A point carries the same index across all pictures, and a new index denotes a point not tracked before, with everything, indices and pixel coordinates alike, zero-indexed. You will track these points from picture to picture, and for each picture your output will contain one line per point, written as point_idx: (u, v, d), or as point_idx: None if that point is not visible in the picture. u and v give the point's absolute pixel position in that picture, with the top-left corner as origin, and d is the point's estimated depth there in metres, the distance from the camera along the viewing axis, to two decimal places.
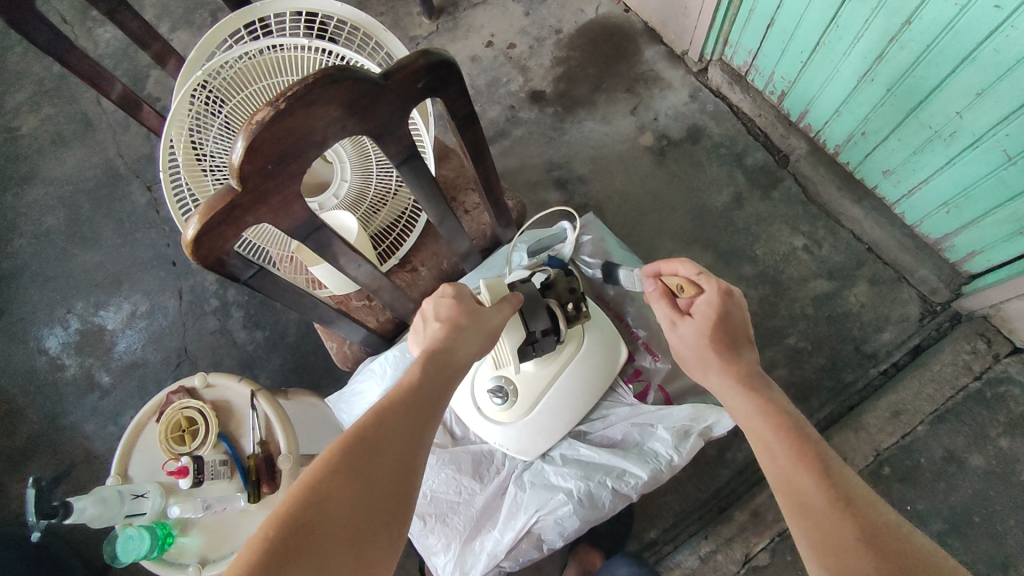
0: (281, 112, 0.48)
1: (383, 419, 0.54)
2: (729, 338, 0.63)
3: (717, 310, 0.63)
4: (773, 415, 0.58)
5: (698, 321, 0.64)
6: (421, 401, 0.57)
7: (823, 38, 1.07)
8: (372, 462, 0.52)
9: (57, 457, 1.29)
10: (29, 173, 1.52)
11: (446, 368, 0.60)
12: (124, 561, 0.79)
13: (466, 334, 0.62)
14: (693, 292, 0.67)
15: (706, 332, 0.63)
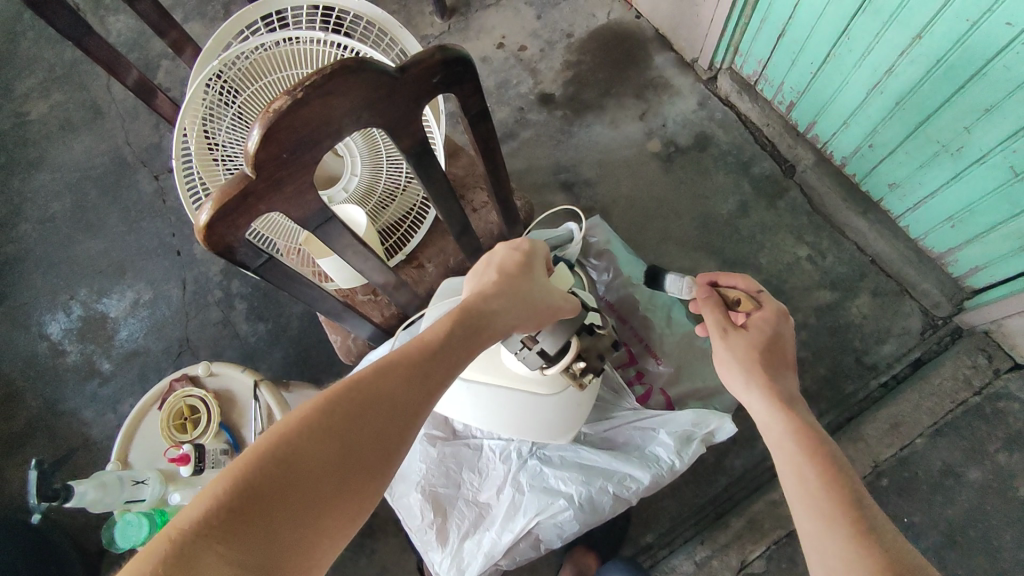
0: (298, 101, 0.48)
1: (382, 381, 0.51)
2: (773, 355, 0.69)
3: (771, 330, 0.71)
4: (798, 424, 0.61)
5: (750, 333, 0.71)
6: (428, 369, 0.54)
7: (833, 50, 1.08)
8: (367, 414, 0.49)
9: (55, 443, 1.29)
10: (37, 159, 1.53)
11: (475, 335, 0.59)
12: (123, 546, 0.81)
13: (505, 306, 0.62)
14: (750, 307, 0.74)
15: (755, 344, 0.69)
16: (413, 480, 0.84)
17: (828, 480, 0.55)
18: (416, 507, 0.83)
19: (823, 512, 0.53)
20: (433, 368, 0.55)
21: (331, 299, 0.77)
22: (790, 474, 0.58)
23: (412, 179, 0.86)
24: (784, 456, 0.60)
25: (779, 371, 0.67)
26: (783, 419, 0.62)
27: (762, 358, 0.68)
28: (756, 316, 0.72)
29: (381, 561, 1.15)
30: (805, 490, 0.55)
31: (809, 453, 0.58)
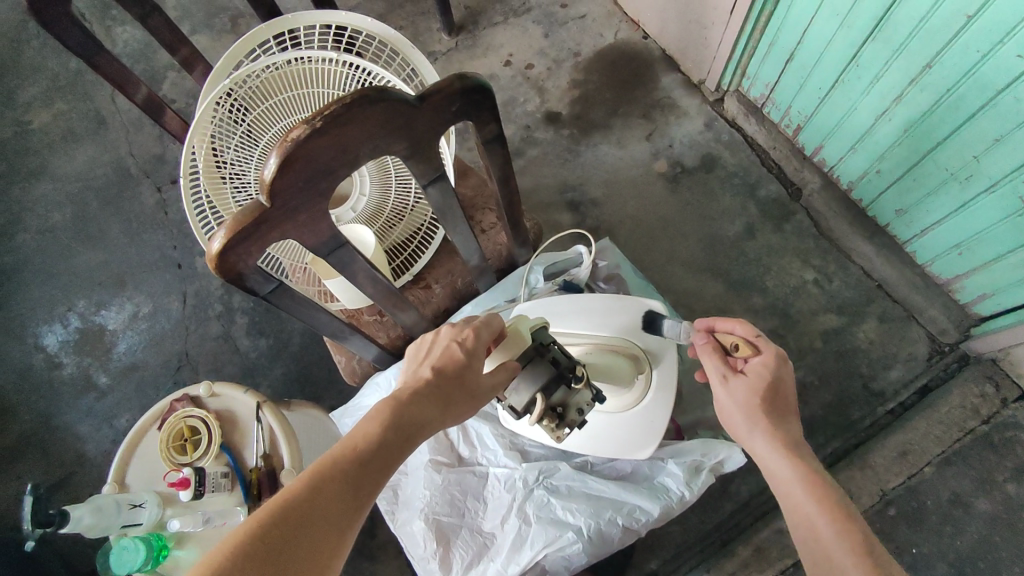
0: (318, 129, 0.47)
1: (321, 488, 0.50)
2: (777, 402, 0.66)
3: (772, 376, 0.66)
4: (809, 477, 0.60)
5: (752, 382, 0.66)
6: (369, 469, 0.54)
7: (841, 76, 1.08)
8: (309, 525, 0.48)
9: (47, 459, 1.27)
10: (39, 168, 1.52)
11: (408, 438, 0.57)
12: (117, 572, 0.78)
13: (446, 404, 0.60)
14: (749, 351, 0.68)
15: (757, 395, 0.65)
16: (416, 507, 0.83)
17: (847, 538, 0.56)
18: (419, 535, 0.81)
19: None
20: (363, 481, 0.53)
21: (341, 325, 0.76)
22: (804, 536, 0.58)
23: (421, 199, 0.85)
24: (798, 513, 0.59)
25: (785, 417, 0.65)
26: (796, 471, 0.61)
27: (765, 407, 0.65)
28: (756, 362, 0.67)
29: None
30: (826, 555, 0.56)
31: (824, 509, 0.58)
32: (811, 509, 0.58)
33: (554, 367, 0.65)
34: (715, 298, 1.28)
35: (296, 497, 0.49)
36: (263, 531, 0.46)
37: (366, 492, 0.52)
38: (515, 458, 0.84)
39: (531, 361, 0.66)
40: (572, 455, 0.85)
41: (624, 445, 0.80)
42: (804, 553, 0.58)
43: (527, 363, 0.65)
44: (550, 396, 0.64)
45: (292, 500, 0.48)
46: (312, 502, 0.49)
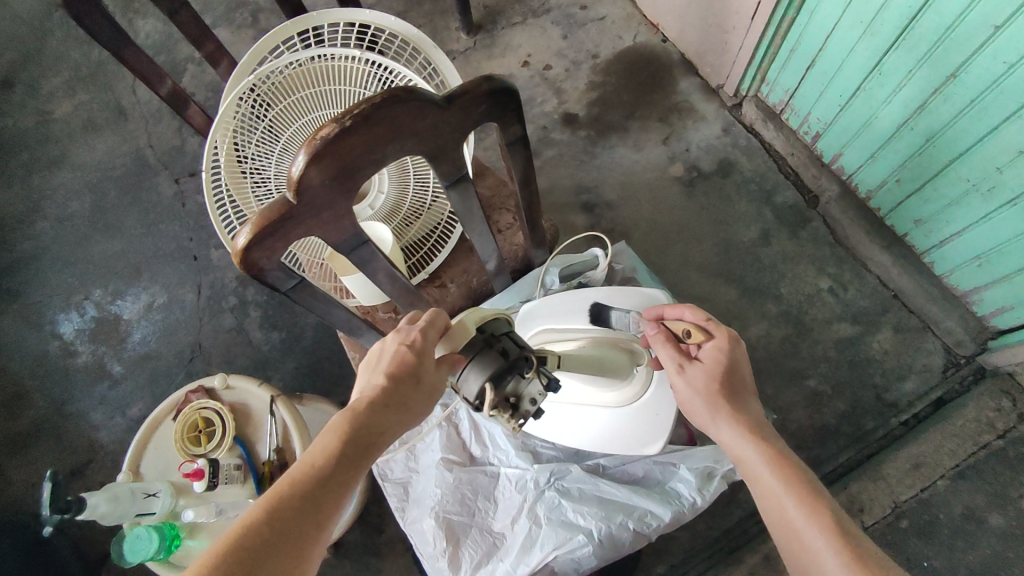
0: (345, 128, 0.47)
1: (279, 514, 0.49)
2: (736, 384, 0.65)
3: (727, 358, 0.66)
4: (776, 460, 0.59)
5: (708, 366, 0.66)
6: (329, 486, 0.52)
7: (863, 84, 1.07)
8: (270, 554, 0.47)
9: (60, 445, 1.29)
10: (59, 157, 1.53)
11: (362, 451, 0.55)
12: (131, 560, 0.78)
13: (400, 412, 0.57)
14: (701, 337, 0.68)
15: (714, 379, 0.65)
16: (427, 504, 0.83)
17: (816, 515, 0.55)
18: (428, 533, 0.81)
19: (822, 561, 0.52)
20: (320, 502, 0.51)
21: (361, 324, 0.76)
22: (776, 522, 0.57)
23: (441, 195, 0.86)
24: (768, 497, 0.58)
25: (744, 399, 0.65)
26: (762, 454, 0.60)
27: (724, 390, 0.64)
28: (708, 346, 0.67)
29: None
30: (797, 537, 0.55)
31: (792, 489, 0.57)
32: (779, 491, 0.57)
33: (501, 357, 0.60)
34: (728, 304, 1.27)
35: (251, 531, 0.47)
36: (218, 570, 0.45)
37: (325, 512, 0.51)
38: (527, 459, 0.85)
39: (478, 353, 0.61)
40: (584, 458, 0.85)
41: (631, 440, 0.79)
42: (777, 539, 0.57)
43: (474, 355, 0.61)
44: (501, 389, 0.59)
45: (247, 533, 0.47)
46: (267, 533, 0.48)
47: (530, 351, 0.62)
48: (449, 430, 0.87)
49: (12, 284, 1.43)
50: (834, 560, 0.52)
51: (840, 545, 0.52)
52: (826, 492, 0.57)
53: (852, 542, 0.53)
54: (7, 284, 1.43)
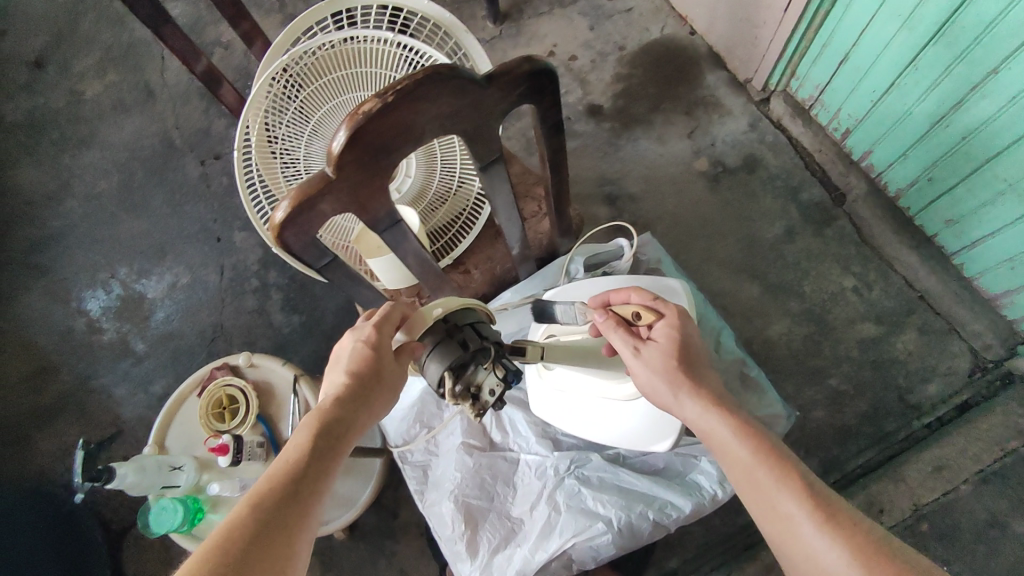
0: (387, 105, 0.48)
1: (261, 511, 0.49)
2: (691, 357, 0.66)
3: (680, 333, 0.67)
4: (740, 429, 0.60)
5: (663, 344, 0.66)
6: (307, 480, 0.53)
7: (897, 80, 1.06)
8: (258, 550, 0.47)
9: (85, 419, 1.31)
10: (88, 137, 1.56)
11: (335, 443, 0.56)
12: (157, 531, 0.80)
13: (367, 402, 0.59)
14: (652, 316, 0.69)
15: (671, 356, 0.65)
16: (446, 487, 0.84)
17: (787, 482, 0.55)
18: (447, 516, 0.82)
19: (797, 524, 0.53)
20: (301, 493, 0.52)
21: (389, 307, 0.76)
22: (748, 493, 0.57)
23: (472, 175, 0.85)
24: (739, 470, 0.58)
25: (703, 371, 0.65)
26: (728, 426, 0.60)
27: (682, 365, 0.64)
28: (660, 325, 0.68)
29: (400, 563, 1.14)
30: (770, 506, 0.55)
31: (762, 459, 0.57)
32: (748, 461, 0.57)
33: (461, 348, 0.62)
34: (749, 300, 1.26)
35: (237, 530, 0.47)
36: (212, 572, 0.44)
37: (308, 503, 0.52)
38: (547, 446, 0.85)
39: (440, 342, 0.62)
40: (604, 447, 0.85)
41: (649, 429, 0.76)
42: (751, 510, 0.57)
43: (435, 344, 0.63)
44: (461, 380, 0.62)
45: (234, 533, 0.47)
46: (255, 530, 0.48)
47: (491, 342, 0.64)
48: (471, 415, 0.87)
49: (40, 260, 1.46)
50: (810, 526, 0.52)
51: (813, 510, 0.53)
52: (791, 455, 0.58)
53: (823, 504, 0.54)
54: (35, 260, 1.46)
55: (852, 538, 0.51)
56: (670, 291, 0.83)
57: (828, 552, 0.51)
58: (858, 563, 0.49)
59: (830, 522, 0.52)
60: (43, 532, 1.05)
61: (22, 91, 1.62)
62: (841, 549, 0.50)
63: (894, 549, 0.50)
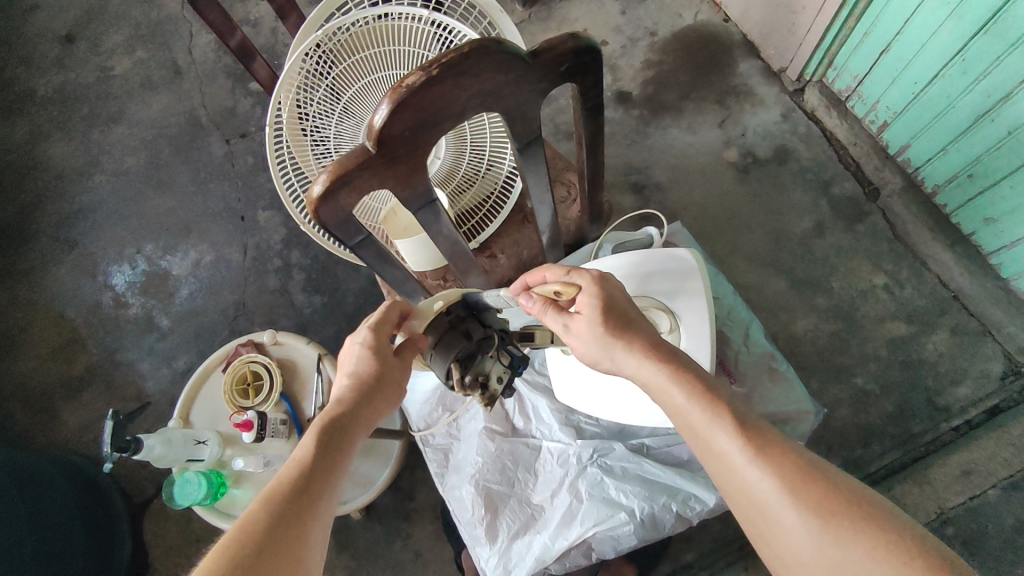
0: (432, 78, 0.48)
1: (271, 507, 0.47)
2: (617, 315, 0.61)
3: (603, 296, 0.62)
4: (677, 371, 0.56)
5: (588, 313, 0.61)
6: (319, 475, 0.51)
7: (942, 71, 1.02)
8: (270, 547, 0.45)
9: (110, 391, 1.33)
10: (116, 113, 1.57)
11: (344, 438, 0.54)
12: (180, 503, 0.81)
13: (373, 398, 0.58)
14: (571, 288, 0.64)
15: (598, 324, 0.60)
16: (467, 472, 0.84)
17: (720, 417, 0.52)
18: (468, 500, 0.82)
19: (732, 463, 0.50)
20: (312, 489, 0.49)
21: (417, 288, 0.76)
22: (690, 434, 0.54)
23: (507, 155, 0.82)
24: (676, 413, 0.55)
25: (634, 325, 0.61)
26: (662, 369, 0.56)
27: (612, 330, 0.60)
28: (580, 294, 0.63)
29: (415, 545, 1.15)
30: (708, 444, 0.52)
31: (697, 398, 0.54)
32: (684, 404, 0.54)
33: (464, 338, 0.65)
34: (776, 295, 1.24)
35: (248, 530, 0.45)
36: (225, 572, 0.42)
37: (321, 497, 0.50)
38: (570, 434, 0.84)
39: (443, 335, 0.65)
40: (628, 436, 0.83)
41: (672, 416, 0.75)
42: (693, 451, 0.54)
43: (438, 338, 0.65)
44: (469, 369, 0.65)
45: (245, 533, 0.45)
46: (267, 528, 0.45)
47: (494, 331, 0.67)
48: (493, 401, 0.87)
49: (69, 234, 1.48)
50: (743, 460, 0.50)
51: (746, 444, 0.50)
52: (724, 389, 0.55)
53: (756, 435, 0.51)
54: (64, 234, 1.48)
55: (785, 468, 0.49)
56: (684, 271, 0.78)
57: (762, 484, 0.49)
58: (790, 493, 0.47)
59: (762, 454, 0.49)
60: (68, 500, 1.07)
61: (54, 66, 1.63)
62: (775, 481, 0.48)
63: (825, 473, 0.49)
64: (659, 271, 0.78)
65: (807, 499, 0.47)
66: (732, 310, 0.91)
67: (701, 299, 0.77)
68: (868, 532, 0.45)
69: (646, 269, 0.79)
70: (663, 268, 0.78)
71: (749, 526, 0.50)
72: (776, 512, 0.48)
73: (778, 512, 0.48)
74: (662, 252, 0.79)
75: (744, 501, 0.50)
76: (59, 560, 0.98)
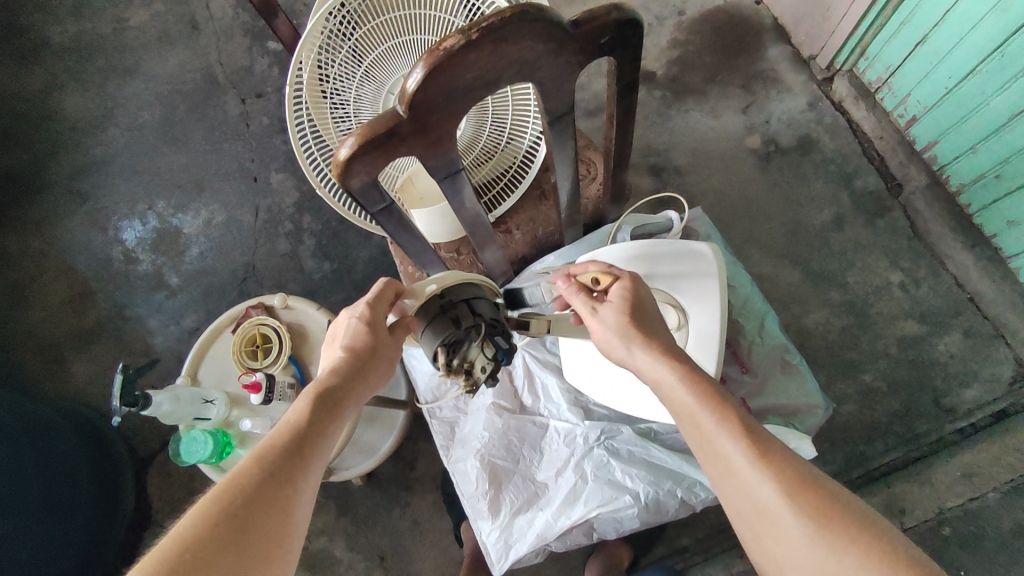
0: (471, 42, 0.46)
1: (259, 470, 0.47)
2: (644, 318, 0.60)
3: (635, 295, 0.61)
4: (684, 373, 0.55)
5: (618, 305, 0.61)
6: (307, 442, 0.50)
7: (980, 66, 0.99)
8: (257, 508, 0.45)
9: (119, 346, 1.34)
10: (132, 66, 1.54)
11: (338, 408, 0.54)
12: (187, 460, 0.82)
13: (366, 374, 0.57)
14: (609, 278, 0.64)
15: (626, 312, 0.59)
16: (473, 446, 0.85)
17: (726, 419, 0.51)
18: (472, 474, 0.83)
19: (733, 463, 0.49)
20: (303, 455, 0.50)
21: (435, 261, 0.75)
22: (695, 438, 0.53)
23: (538, 120, 0.79)
24: (680, 414, 0.54)
25: (653, 326, 0.60)
26: (672, 368, 0.55)
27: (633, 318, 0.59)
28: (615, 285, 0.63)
29: (414, 514, 1.16)
30: (712, 448, 0.51)
31: (704, 403, 0.52)
32: (688, 403, 0.53)
33: (453, 324, 0.61)
34: (790, 287, 1.22)
35: (237, 489, 0.45)
36: (212, 527, 0.43)
37: (309, 464, 0.50)
38: (578, 414, 0.84)
39: (433, 319, 0.62)
40: (636, 420, 0.83)
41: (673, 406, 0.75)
42: (693, 451, 0.53)
43: (428, 321, 0.62)
44: (456, 356, 0.62)
45: (237, 487, 0.45)
46: (257, 486, 0.46)
47: (484, 319, 0.63)
48: (503, 377, 0.87)
49: (81, 187, 1.47)
50: (745, 464, 0.49)
51: (747, 448, 0.49)
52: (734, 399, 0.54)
53: (759, 441, 0.50)
54: (76, 187, 1.47)
55: (786, 472, 0.48)
56: (697, 256, 0.76)
57: (765, 492, 0.48)
58: (791, 499, 0.47)
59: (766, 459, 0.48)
60: (76, 451, 1.08)
61: (69, 15, 1.60)
62: (777, 487, 0.47)
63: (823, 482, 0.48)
64: (670, 254, 0.77)
65: (801, 501, 0.46)
66: (749, 300, 0.90)
67: (712, 286, 0.75)
68: (858, 533, 0.45)
69: (657, 251, 0.77)
70: (673, 253, 0.77)
71: (747, 532, 0.50)
72: (778, 519, 0.47)
73: (775, 514, 0.47)
74: (678, 241, 0.77)
75: (743, 507, 0.49)
76: (62, 509, 0.99)
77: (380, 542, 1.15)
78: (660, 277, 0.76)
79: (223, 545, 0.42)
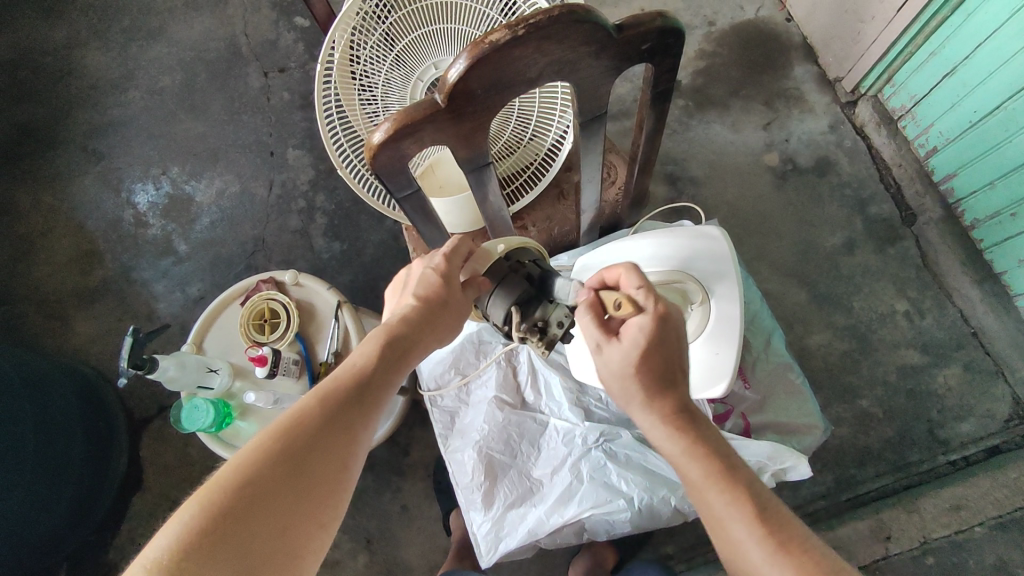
0: (516, 38, 0.47)
1: (322, 407, 0.51)
2: (661, 371, 0.56)
3: (653, 336, 0.55)
4: (699, 453, 0.54)
5: (627, 350, 0.56)
6: (367, 389, 0.54)
7: (1006, 104, 0.99)
8: (319, 441, 0.49)
9: (122, 307, 1.34)
10: (156, 30, 1.54)
11: (402, 358, 0.57)
12: (187, 427, 0.83)
13: (434, 325, 0.59)
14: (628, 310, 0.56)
15: (631, 364, 0.55)
16: (471, 438, 0.86)
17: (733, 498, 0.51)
18: (469, 465, 0.84)
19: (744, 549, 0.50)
20: (365, 400, 0.53)
21: None
22: (708, 515, 0.53)
23: (567, 111, 0.78)
24: (690, 484, 0.55)
25: (673, 386, 0.56)
26: (678, 444, 0.55)
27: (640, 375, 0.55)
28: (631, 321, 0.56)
29: (403, 500, 1.16)
30: (722, 527, 0.52)
31: (713, 479, 0.53)
32: (698, 481, 0.53)
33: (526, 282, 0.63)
34: (795, 306, 1.23)
35: (303, 424, 0.49)
36: (278, 452, 0.47)
37: (368, 410, 0.53)
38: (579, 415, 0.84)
39: (503, 278, 0.63)
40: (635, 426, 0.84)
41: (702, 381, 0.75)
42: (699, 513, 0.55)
43: (498, 281, 0.63)
44: (532, 312, 0.62)
45: (304, 418, 0.50)
46: (320, 423, 0.50)
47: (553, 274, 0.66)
48: (507, 371, 0.88)
49: (97, 145, 1.47)
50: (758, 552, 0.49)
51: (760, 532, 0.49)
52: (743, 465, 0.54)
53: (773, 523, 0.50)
54: (92, 145, 1.47)
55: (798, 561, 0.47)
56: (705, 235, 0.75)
57: None
58: None
59: (779, 544, 0.49)
60: (72, 408, 1.09)
61: None
62: None
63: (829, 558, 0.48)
64: (680, 237, 0.76)
65: None
66: (756, 317, 0.91)
67: (727, 263, 0.74)
68: None
69: (667, 239, 0.76)
70: (684, 238, 0.75)
71: None
72: None
73: None
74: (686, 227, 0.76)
75: None
76: (54, 464, 1.00)
77: (367, 525, 1.15)
78: (678, 258, 0.75)
79: (288, 474, 0.47)
